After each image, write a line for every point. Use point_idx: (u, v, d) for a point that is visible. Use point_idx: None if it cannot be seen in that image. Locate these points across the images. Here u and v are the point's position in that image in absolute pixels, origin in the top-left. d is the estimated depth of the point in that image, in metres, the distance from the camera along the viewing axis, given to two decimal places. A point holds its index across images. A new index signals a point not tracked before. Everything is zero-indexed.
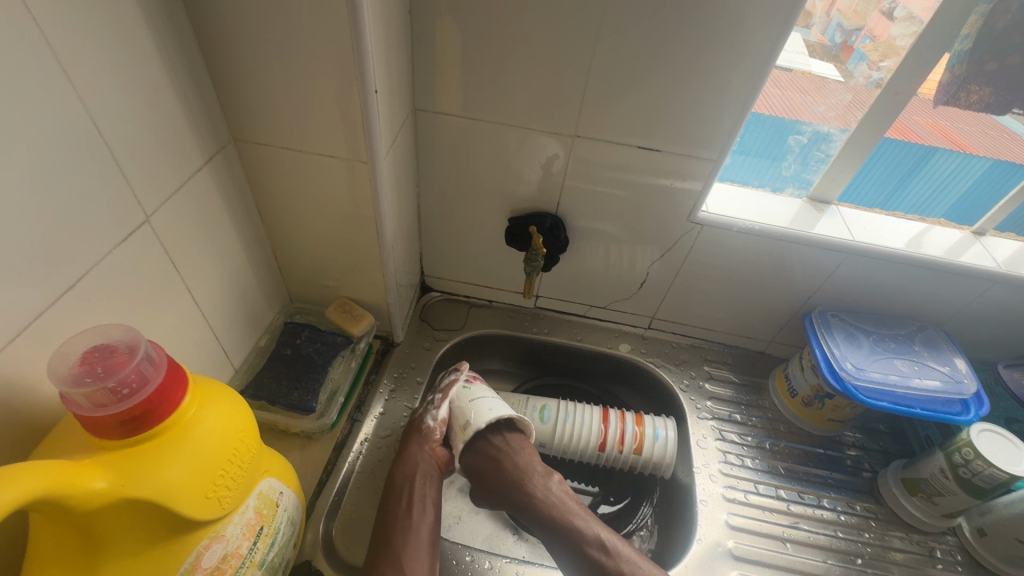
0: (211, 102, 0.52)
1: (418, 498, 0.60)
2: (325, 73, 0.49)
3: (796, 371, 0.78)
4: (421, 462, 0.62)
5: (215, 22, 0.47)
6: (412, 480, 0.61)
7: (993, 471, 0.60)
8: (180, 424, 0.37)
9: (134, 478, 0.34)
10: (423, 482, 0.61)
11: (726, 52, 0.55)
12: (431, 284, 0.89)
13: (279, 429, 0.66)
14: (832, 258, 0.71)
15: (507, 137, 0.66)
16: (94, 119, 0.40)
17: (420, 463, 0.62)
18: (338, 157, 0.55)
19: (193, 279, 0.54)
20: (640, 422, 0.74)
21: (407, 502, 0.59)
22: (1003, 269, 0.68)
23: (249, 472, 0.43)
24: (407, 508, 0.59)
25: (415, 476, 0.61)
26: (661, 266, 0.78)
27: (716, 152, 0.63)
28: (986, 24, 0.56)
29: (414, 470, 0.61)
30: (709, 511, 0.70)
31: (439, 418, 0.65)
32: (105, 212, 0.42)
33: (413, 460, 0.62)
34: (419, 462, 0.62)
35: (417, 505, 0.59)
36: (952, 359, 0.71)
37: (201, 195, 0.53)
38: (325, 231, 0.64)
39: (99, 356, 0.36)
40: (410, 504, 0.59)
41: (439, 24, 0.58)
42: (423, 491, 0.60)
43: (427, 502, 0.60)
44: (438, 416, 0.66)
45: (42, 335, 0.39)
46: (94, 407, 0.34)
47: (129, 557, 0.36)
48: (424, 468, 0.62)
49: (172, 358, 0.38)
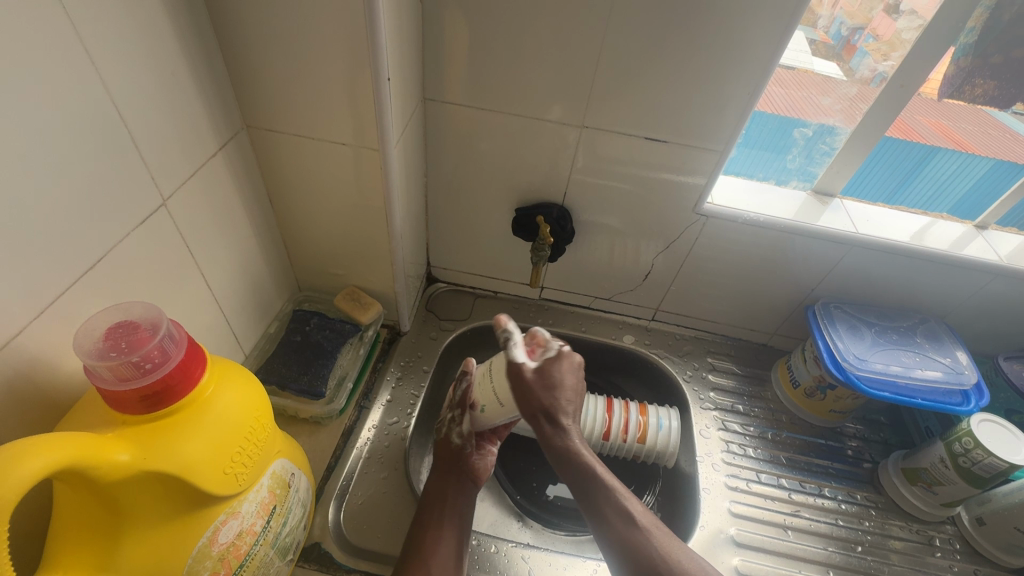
0: (225, 88, 0.53)
1: (448, 511, 0.60)
2: (338, 61, 0.49)
3: (798, 362, 0.79)
4: (448, 477, 0.62)
5: (231, 8, 0.47)
6: (443, 493, 0.61)
7: (992, 460, 0.61)
8: (199, 401, 0.38)
9: (155, 453, 0.35)
10: (452, 494, 0.61)
11: (736, 43, 0.56)
12: (436, 274, 0.90)
13: (288, 414, 0.67)
14: (835, 251, 0.72)
15: (515, 127, 0.67)
16: (115, 103, 0.40)
17: (451, 477, 0.62)
18: (349, 144, 0.56)
19: (205, 264, 0.55)
20: (644, 412, 0.75)
21: (439, 512, 0.59)
22: (1005, 262, 0.69)
23: (264, 451, 0.44)
24: (437, 520, 0.59)
25: (446, 491, 0.61)
26: (665, 258, 0.78)
27: (722, 143, 0.64)
28: (991, 17, 0.56)
29: (444, 483, 0.62)
30: (711, 499, 0.71)
31: (464, 433, 0.64)
32: (123, 196, 0.43)
33: (444, 477, 0.62)
34: (450, 477, 0.62)
35: (446, 518, 0.59)
36: (954, 351, 0.72)
37: (215, 181, 0.54)
38: (335, 219, 0.65)
39: (122, 332, 0.36)
40: (440, 517, 0.59)
41: (449, 15, 0.58)
42: (453, 501, 0.61)
43: (456, 514, 0.60)
44: (463, 430, 0.64)
45: (63, 314, 0.40)
46: (117, 381, 0.34)
47: (150, 531, 0.37)
48: (456, 480, 0.62)
49: (192, 337, 0.38)
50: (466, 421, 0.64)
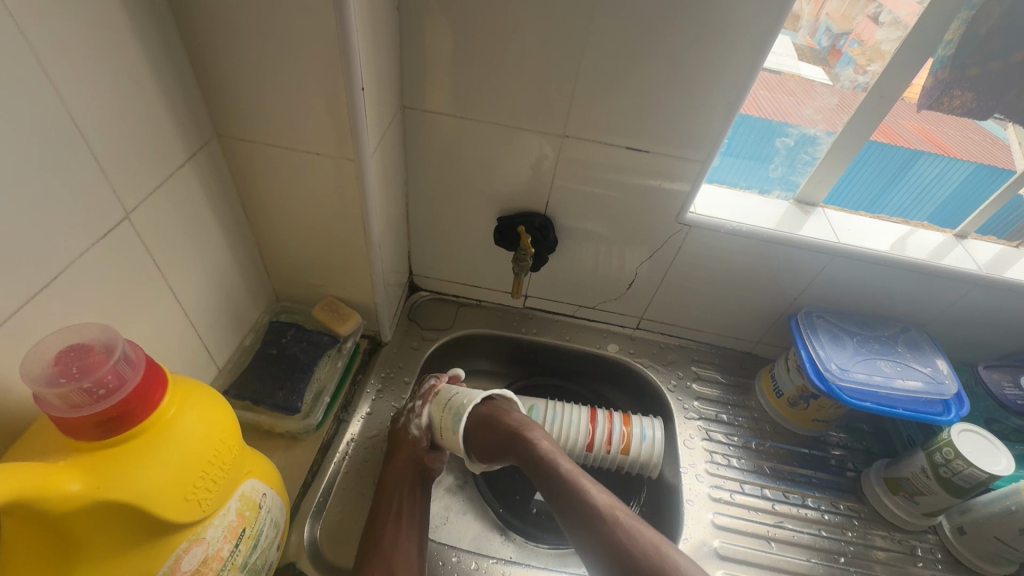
0: (193, 97, 0.51)
1: (404, 505, 0.60)
2: (312, 70, 0.48)
3: (781, 371, 0.79)
4: (406, 470, 0.62)
5: (198, 15, 0.46)
6: (399, 490, 0.61)
7: (972, 470, 0.61)
8: (160, 424, 0.36)
9: (111, 481, 0.33)
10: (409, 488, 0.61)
11: (715, 54, 0.56)
12: (419, 283, 0.89)
13: (264, 429, 0.66)
14: (818, 260, 0.71)
15: (496, 136, 0.66)
16: (72, 115, 0.39)
17: (406, 473, 0.62)
18: (324, 154, 0.55)
19: (174, 278, 0.53)
20: (628, 422, 0.74)
21: (397, 505, 0.60)
22: (985, 271, 0.69)
23: (231, 473, 0.42)
24: (398, 516, 0.59)
25: (402, 484, 0.61)
26: (648, 267, 0.78)
27: (704, 153, 0.64)
28: (969, 30, 0.56)
29: (400, 480, 0.62)
30: (695, 511, 0.70)
31: (423, 425, 0.64)
32: (84, 210, 0.41)
33: (399, 467, 0.62)
34: (405, 471, 0.62)
35: (407, 512, 0.60)
36: (934, 360, 0.72)
37: (184, 191, 0.52)
38: (312, 230, 0.63)
39: (75, 355, 0.35)
40: (399, 513, 0.59)
41: (427, 21, 0.57)
42: (410, 500, 0.61)
43: (414, 512, 0.60)
44: (422, 423, 0.64)
45: (16, 335, 0.38)
46: (68, 408, 0.33)
47: (106, 561, 0.35)
48: (411, 480, 0.62)
49: (151, 358, 0.37)
50: (427, 416, 0.65)
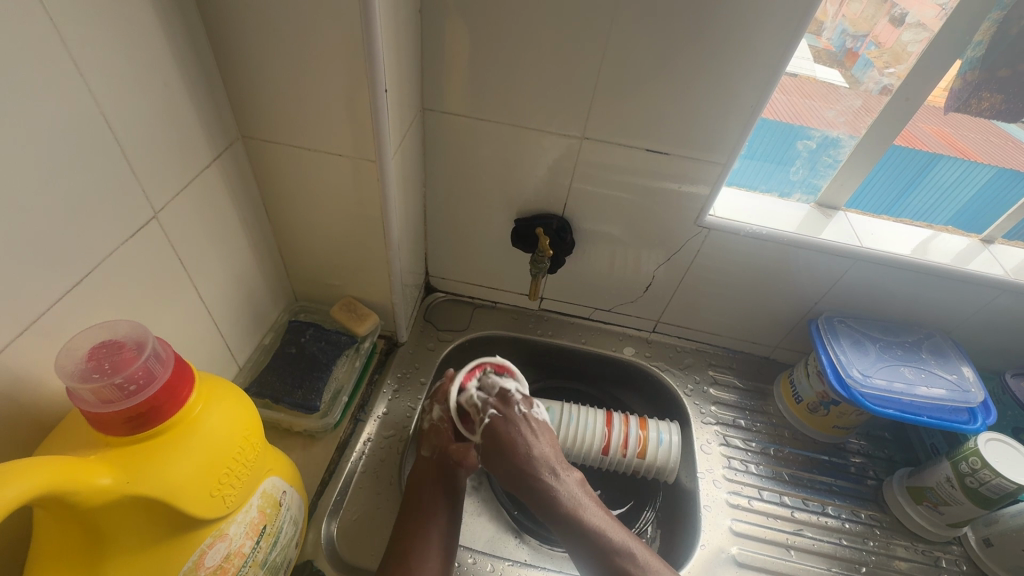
0: (219, 98, 0.52)
1: (430, 507, 0.58)
2: (336, 73, 0.49)
3: (801, 377, 0.78)
4: (430, 470, 0.61)
5: (225, 18, 0.47)
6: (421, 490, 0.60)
7: (1000, 481, 0.60)
8: (187, 420, 0.37)
9: (141, 476, 0.34)
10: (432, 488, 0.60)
11: (738, 58, 0.55)
12: (435, 284, 0.89)
13: (282, 428, 0.66)
14: (839, 264, 0.71)
15: (515, 138, 0.66)
16: (106, 117, 0.40)
17: (429, 470, 0.61)
18: (346, 155, 0.55)
19: (198, 276, 0.54)
20: (644, 426, 0.74)
21: (419, 507, 0.58)
22: (1011, 276, 0.68)
23: (253, 469, 0.43)
24: (417, 518, 0.57)
25: (425, 481, 0.60)
26: (666, 269, 0.77)
27: (724, 155, 0.63)
28: (999, 31, 0.55)
29: (422, 475, 0.61)
30: (712, 517, 0.69)
31: (436, 417, 0.64)
32: (113, 209, 0.42)
33: (423, 466, 0.62)
34: (431, 469, 0.61)
35: (427, 512, 0.57)
36: (959, 367, 0.71)
37: (209, 191, 0.53)
38: (331, 230, 0.64)
39: (107, 351, 0.36)
40: (421, 515, 0.57)
41: (448, 22, 0.57)
42: (434, 499, 0.59)
43: (440, 507, 0.58)
44: (434, 415, 0.65)
45: (49, 330, 0.39)
46: (101, 404, 0.34)
47: (132, 556, 0.36)
48: (436, 475, 0.61)
49: (179, 355, 0.37)
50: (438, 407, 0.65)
